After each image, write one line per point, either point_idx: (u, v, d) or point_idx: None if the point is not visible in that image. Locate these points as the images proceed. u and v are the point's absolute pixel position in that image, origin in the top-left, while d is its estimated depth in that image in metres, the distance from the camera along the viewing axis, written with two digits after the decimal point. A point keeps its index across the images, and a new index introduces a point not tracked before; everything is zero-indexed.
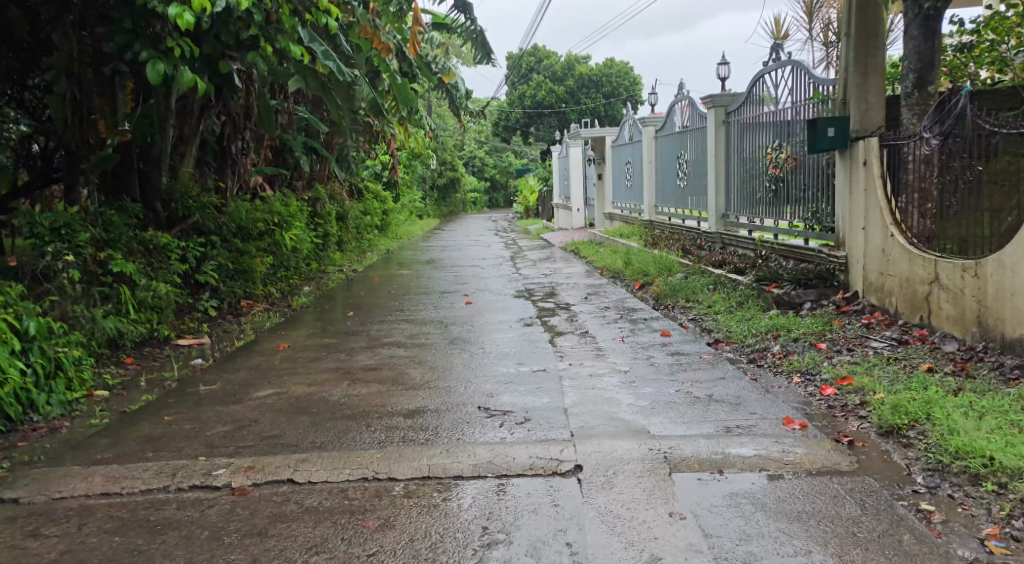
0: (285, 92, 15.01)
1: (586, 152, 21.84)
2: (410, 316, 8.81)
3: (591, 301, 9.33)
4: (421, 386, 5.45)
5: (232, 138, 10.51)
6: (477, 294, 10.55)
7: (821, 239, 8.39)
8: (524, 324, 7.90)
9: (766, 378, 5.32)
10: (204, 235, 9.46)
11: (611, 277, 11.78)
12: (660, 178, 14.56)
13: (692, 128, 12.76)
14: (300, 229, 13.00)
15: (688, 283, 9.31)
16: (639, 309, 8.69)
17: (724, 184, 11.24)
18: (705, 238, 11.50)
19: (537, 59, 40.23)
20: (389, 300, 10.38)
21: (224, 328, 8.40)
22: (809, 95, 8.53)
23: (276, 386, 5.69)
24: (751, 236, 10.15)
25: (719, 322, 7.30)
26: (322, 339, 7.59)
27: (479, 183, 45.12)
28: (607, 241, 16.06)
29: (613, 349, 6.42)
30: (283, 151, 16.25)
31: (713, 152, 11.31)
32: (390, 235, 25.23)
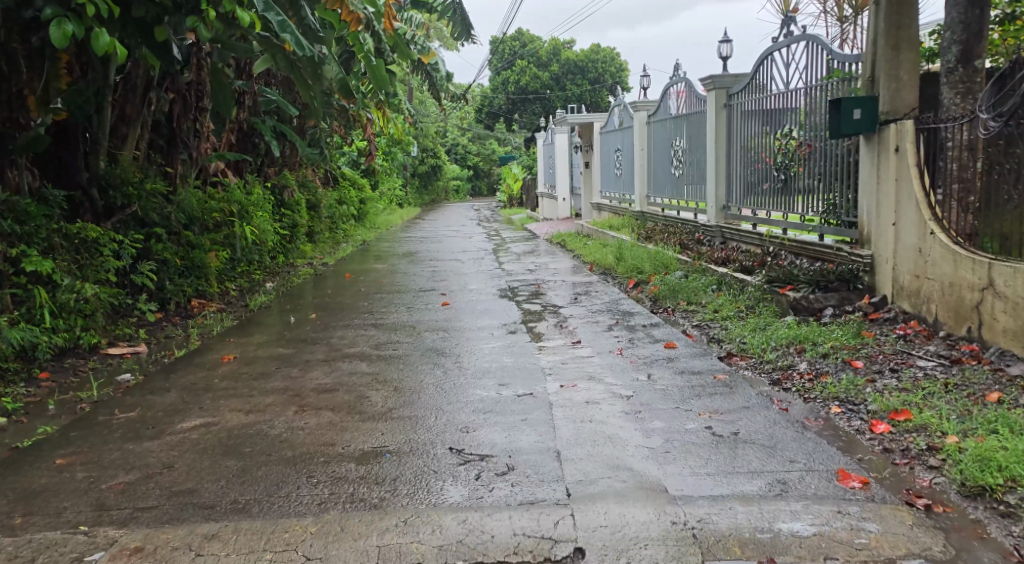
0: (251, 72, 13.94)
1: (573, 139, 20.89)
2: (379, 320, 7.85)
3: (582, 302, 8.40)
4: (381, 417, 4.50)
5: (183, 119, 9.50)
6: (455, 293, 9.58)
7: (839, 234, 7.49)
8: (506, 331, 6.95)
9: (798, 408, 4.40)
10: (146, 228, 8.49)
11: (603, 274, 10.86)
12: (654, 166, 13.63)
13: (689, 112, 11.85)
14: (264, 219, 11.97)
15: (689, 283, 8.40)
16: (636, 312, 7.77)
17: (725, 173, 10.34)
18: (704, 231, 10.61)
19: (522, 43, 39.19)
20: (359, 300, 9.40)
21: (166, 334, 7.43)
22: (827, 74, 7.63)
23: (207, 414, 4.73)
24: (757, 230, 9.26)
25: (729, 330, 6.40)
26: (274, 349, 6.63)
27: (462, 171, 44.05)
28: (596, 233, 15.15)
29: (611, 366, 5.49)
30: (251, 136, 15.20)
31: (713, 138, 10.40)
32: (368, 225, 24.17)
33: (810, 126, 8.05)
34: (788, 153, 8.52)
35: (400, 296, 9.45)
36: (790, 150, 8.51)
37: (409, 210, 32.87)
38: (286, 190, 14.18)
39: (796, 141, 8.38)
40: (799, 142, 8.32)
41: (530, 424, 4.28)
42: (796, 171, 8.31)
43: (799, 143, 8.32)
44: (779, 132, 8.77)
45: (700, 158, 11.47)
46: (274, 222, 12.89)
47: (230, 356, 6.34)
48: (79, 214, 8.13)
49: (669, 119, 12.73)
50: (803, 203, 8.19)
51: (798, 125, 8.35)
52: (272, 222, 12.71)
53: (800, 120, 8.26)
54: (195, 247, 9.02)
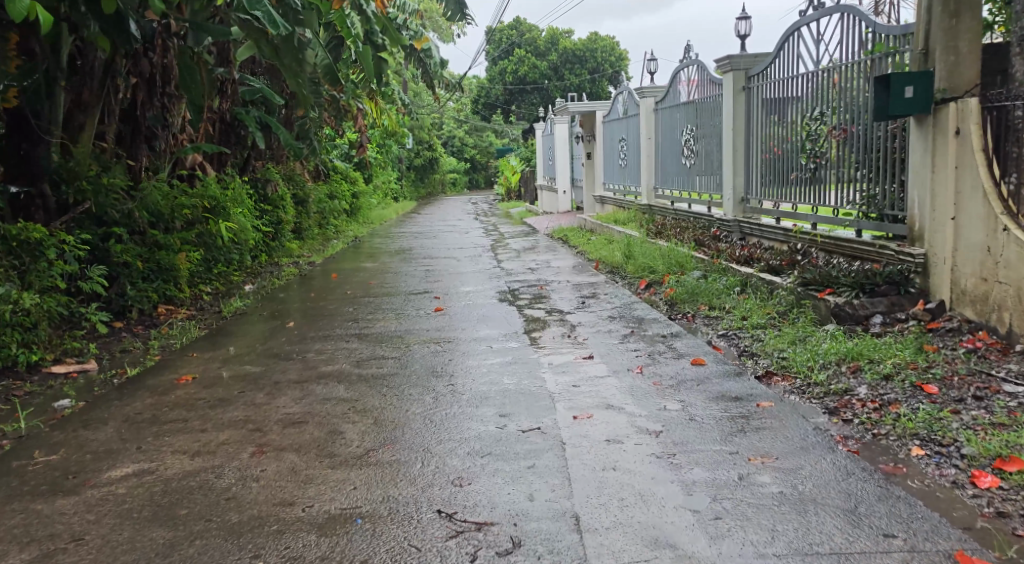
0: (232, 59, 13.09)
1: (574, 130, 20.04)
2: (364, 329, 7.01)
3: (590, 307, 7.55)
4: (355, 464, 3.66)
5: (148, 105, 8.66)
6: (448, 296, 8.72)
7: (880, 230, 6.66)
8: (506, 343, 6.11)
9: (872, 448, 3.56)
10: (105, 227, 7.66)
11: (611, 274, 10.01)
12: (662, 156, 12.79)
13: (701, 98, 11.01)
14: (243, 216, 11.12)
15: (710, 285, 7.56)
16: (652, 318, 6.94)
17: (744, 162, 9.49)
18: (721, 227, 9.78)
19: (519, 32, 38.36)
20: (344, 304, 8.57)
21: (123, 347, 6.59)
22: (868, 49, 6.77)
23: (146, 457, 3.90)
24: (782, 225, 8.42)
25: (765, 342, 5.56)
26: (240, 366, 5.79)
27: (459, 164, 43.16)
28: (601, 228, 14.32)
29: (633, 390, 4.66)
30: (236, 127, 14.36)
31: (730, 124, 9.55)
32: (361, 221, 23.29)
33: (843, 110, 7.21)
34: (819, 139, 7.68)
35: (390, 300, 8.62)
36: (821, 136, 7.66)
37: (405, 204, 31.99)
38: (270, 184, 13.30)
39: (827, 126, 7.53)
40: (831, 127, 7.46)
41: (539, 472, 3.45)
42: (827, 159, 7.46)
43: (830, 128, 7.46)
44: (808, 117, 7.92)
45: (713, 147, 10.63)
46: (255, 218, 12.05)
47: (187, 376, 5.49)
48: (30, 213, 7.32)
49: (679, 106, 11.90)
50: (836, 195, 7.36)
51: (829, 109, 7.50)
52: (253, 218, 11.86)
53: (832, 103, 7.42)
54: (162, 248, 8.20)
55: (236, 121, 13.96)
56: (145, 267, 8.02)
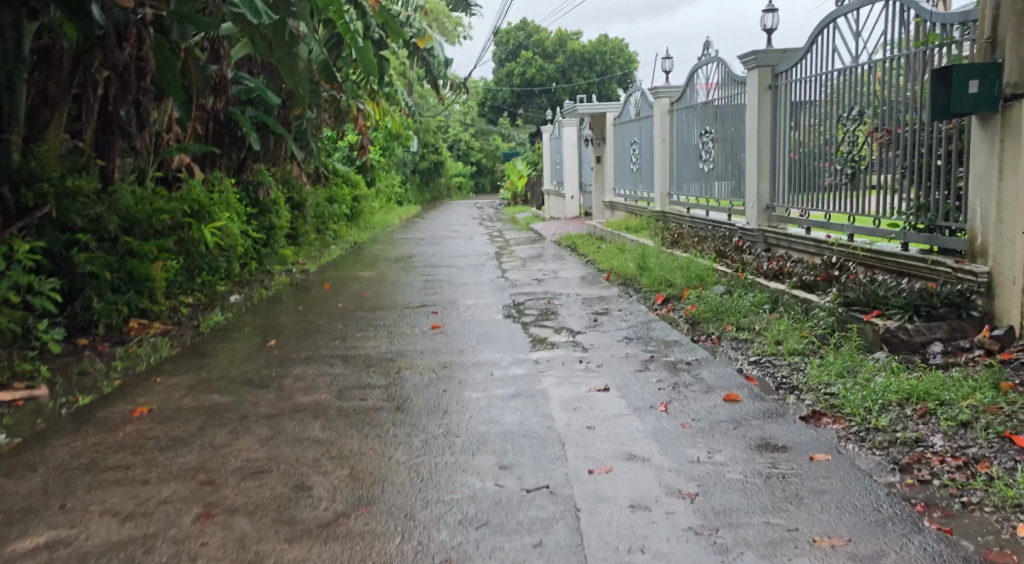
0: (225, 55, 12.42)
1: (582, 133, 19.35)
2: (352, 350, 6.31)
3: (604, 326, 6.84)
4: (321, 537, 2.96)
5: (122, 102, 7.91)
6: (448, 310, 8.03)
7: (931, 243, 5.94)
8: (511, 370, 5.40)
9: (967, 524, 2.85)
10: (70, 234, 6.99)
11: (625, 287, 9.29)
12: (678, 160, 12.08)
13: (720, 97, 10.31)
14: (231, 221, 10.43)
15: (737, 303, 6.85)
16: (673, 341, 6.23)
17: (769, 167, 8.78)
18: (744, 237, 9.06)
19: (526, 34, 37.76)
20: (333, 319, 7.87)
21: (81, 369, 5.90)
22: (918, 42, 6.08)
23: (68, 520, 3.20)
24: (813, 235, 7.71)
25: (808, 372, 4.84)
26: (207, 396, 5.08)
27: (464, 168, 42.50)
28: (611, 236, 13.63)
29: (660, 433, 3.95)
30: (230, 127, 13.69)
31: (755, 126, 8.84)
32: (362, 225, 22.60)
33: (888, 108, 6.50)
34: (858, 141, 6.96)
35: (384, 315, 7.92)
36: (860, 137, 6.95)
37: (408, 208, 31.35)
38: (263, 187, 12.62)
39: (867, 126, 6.82)
40: (872, 127, 6.75)
41: (547, 555, 2.74)
42: (868, 163, 6.74)
43: (871, 128, 6.75)
44: (845, 117, 7.21)
45: (734, 150, 9.92)
46: (246, 224, 11.36)
47: (143, 408, 4.79)
48: None
49: (697, 106, 11.20)
50: (879, 204, 6.65)
51: (870, 108, 6.78)
52: (242, 223, 11.18)
53: (873, 101, 6.71)
54: (137, 256, 7.54)
55: (231, 121, 13.29)
56: (115, 278, 7.34)
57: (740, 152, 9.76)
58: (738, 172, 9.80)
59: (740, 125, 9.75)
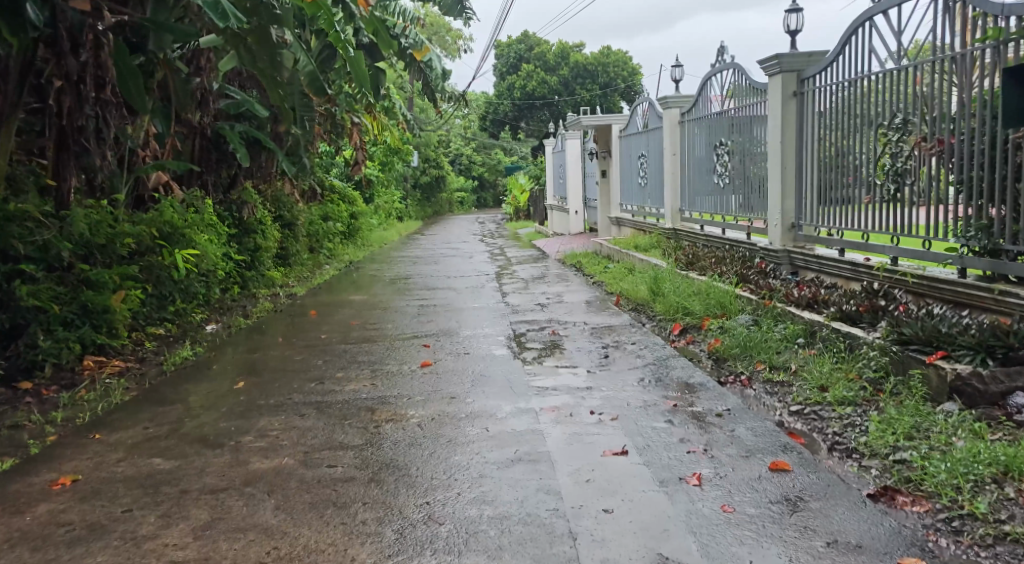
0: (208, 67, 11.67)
1: (586, 145, 18.59)
2: (329, 395, 5.51)
3: (617, 365, 6.00)
4: None
5: (76, 115, 7.05)
6: (442, 343, 7.21)
7: (996, 270, 5.16)
8: (510, 425, 4.57)
9: None
10: (11, 265, 6.27)
11: (637, 314, 8.47)
12: (690, 174, 11.28)
13: (738, 106, 9.53)
14: (210, 244, 9.68)
15: (767, 336, 6.04)
16: (697, 382, 5.42)
17: (795, 181, 8.01)
18: (768, 257, 8.28)
19: (527, 47, 37.17)
20: (315, 354, 7.08)
21: (13, 422, 5.09)
22: (977, 39, 5.30)
23: None
24: (851, 257, 6.92)
25: (869, 432, 4.02)
26: (147, 460, 4.25)
27: (467, 182, 41.80)
28: (618, 255, 12.84)
29: (698, 521, 3.16)
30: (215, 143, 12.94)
31: (779, 137, 8.04)
32: (359, 243, 21.81)
33: (937, 117, 5.72)
34: (900, 153, 6.19)
35: (373, 348, 7.13)
36: (902, 149, 6.17)
37: (409, 224, 30.64)
38: (248, 206, 11.84)
39: (911, 136, 6.05)
40: (918, 137, 5.97)
41: None
42: (915, 177, 5.96)
43: (917, 139, 5.97)
44: (883, 126, 6.44)
45: (754, 164, 9.12)
46: (228, 246, 10.58)
47: (66, 479, 3.96)
48: None
49: (711, 116, 10.40)
50: (928, 224, 5.85)
51: (916, 116, 6.00)
52: (224, 245, 10.41)
53: (919, 110, 5.94)
54: (94, 285, 6.79)
55: (217, 137, 12.57)
56: (66, 311, 6.58)
57: (760, 166, 8.97)
58: (759, 187, 9.00)
59: (760, 136, 8.96)
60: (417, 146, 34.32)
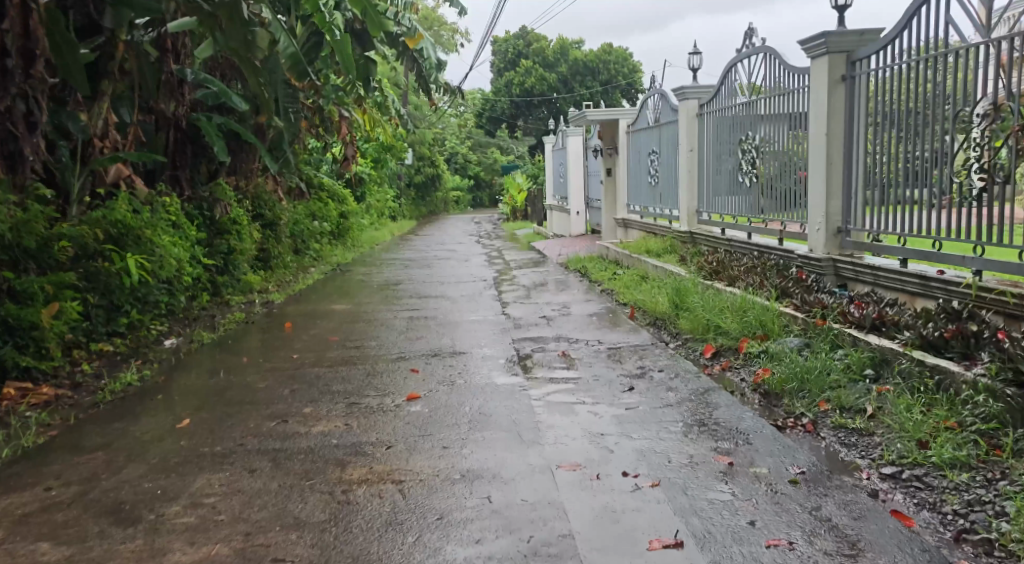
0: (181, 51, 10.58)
1: (590, 142, 17.50)
2: (292, 440, 4.45)
3: (646, 401, 4.93)
4: None
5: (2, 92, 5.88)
6: (434, 366, 6.13)
7: None
8: (519, 496, 3.51)
9: None
10: None
11: (658, 332, 7.39)
12: (712, 171, 10.21)
13: (772, 95, 8.48)
14: (174, 244, 8.61)
15: (825, 366, 4.99)
16: (749, 427, 4.36)
17: (843, 179, 7.02)
18: (809, 267, 7.26)
19: (526, 43, 36.12)
20: (285, 378, 6.02)
21: None
22: None
23: None
24: (919, 268, 5.90)
25: (1018, 524, 2.95)
26: (30, 547, 3.19)
27: (463, 182, 40.65)
28: (627, 260, 11.79)
29: None
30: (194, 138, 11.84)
31: (823, 128, 7.01)
32: (348, 244, 20.73)
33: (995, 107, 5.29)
34: (955, 147, 5.70)
35: (353, 373, 6.06)
36: (952, 141, 5.76)
37: (402, 223, 29.59)
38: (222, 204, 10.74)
39: (966, 129, 5.58)
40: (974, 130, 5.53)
41: None
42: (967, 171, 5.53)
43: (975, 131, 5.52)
44: (964, 115, 5.61)
45: (794, 159, 8.06)
46: (196, 249, 9.49)
47: None
48: None
49: (739, 107, 9.35)
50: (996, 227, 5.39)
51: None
52: (192, 248, 9.33)
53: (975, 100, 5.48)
54: (21, 297, 5.78)
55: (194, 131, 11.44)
56: None
57: (802, 162, 7.91)
58: (798, 186, 7.95)
59: (800, 128, 7.92)
60: (411, 143, 33.20)
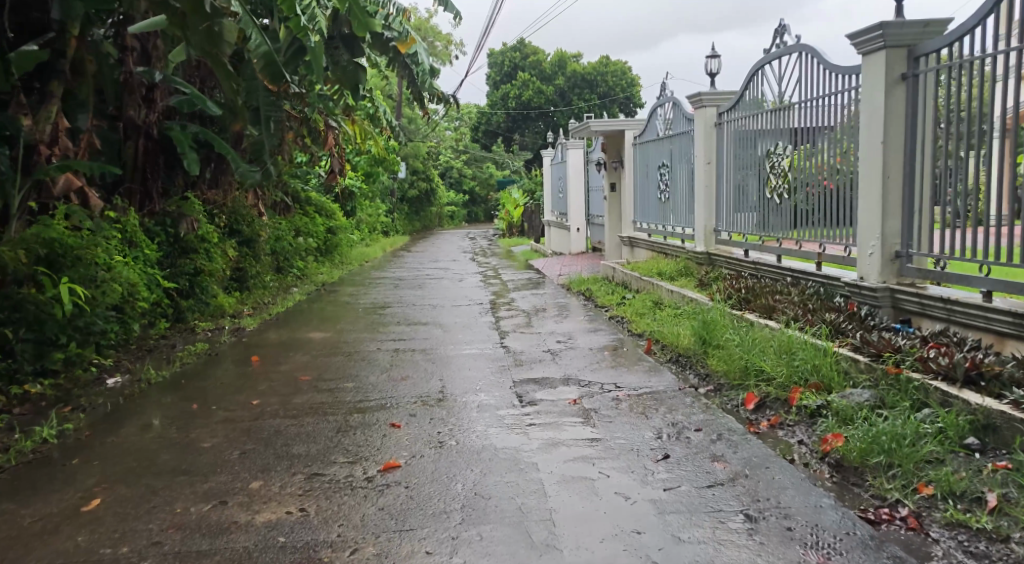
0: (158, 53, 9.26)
1: (592, 155, 16.51)
2: (229, 534, 3.40)
3: (689, 478, 3.86)
4: None
5: None
6: (420, 420, 5.05)
7: None
8: None
9: None
10: None
11: (682, 372, 6.34)
12: (733, 186, 9.15)
13: (809, 100, 7.43)
14: (128, 265, 7.56)
15: (915, 433, 3.94)
16: (834, 526, 3.33)
17: (903, 197, 5.97)
18: (860, 297, 6.27)
19: (523, 55, 35.33)
20: (237, 431, 4.93)
21: None
22: None
23: None
24: (1010, 304, 4.95)
25: None
26: None
27: (457, 197, 39.56)
28: (635, 283, 10.75)
29: None
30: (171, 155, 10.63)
31: (879, 137, 5.98)
32: (336, 261, 19.70)
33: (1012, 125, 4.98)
34: None
35: (323, 426, 4.98)
36: (961, 159, 5.45)
37: (394, 239, 28.61)
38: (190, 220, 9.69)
39: None
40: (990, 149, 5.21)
41: None
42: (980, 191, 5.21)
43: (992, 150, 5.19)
44: None
45: (840, 173, 7.00)
46: (156, 271, 8.41)
47: None
48: None
49: (767, 114, 8.29)
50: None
51: None
52: (152, 268, 8.29)
53: (992, 117, 5.16)
54: None
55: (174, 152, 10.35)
56: None
57: (850, 176, 6.85)
58: (846, 204, 6.89)
59: (848, 137, 6.86)
60: (404, 156, 32.12)
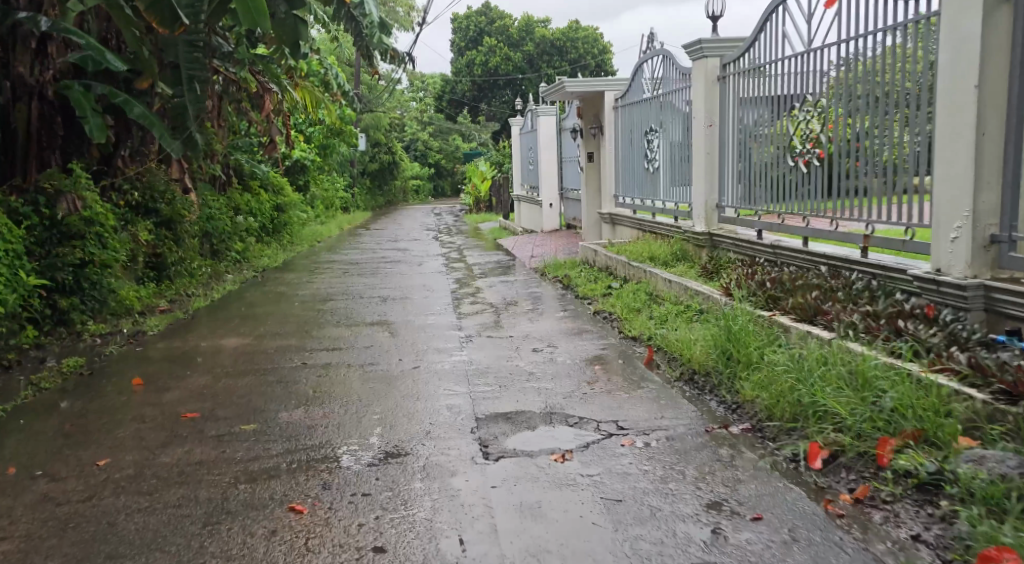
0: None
1: (566, 122, 14.79)
2: None
3: None
4: None
5: None
6: (336, 500, 3.38)
7: None
8: None
9: None
10: None
11: (701, 399, 4.74)
12: (741, 151, 7.40)
13: (849, 39, 5.69)
14: None
15: None
16: None
17: (1004, 159, 4.39)
18: (939, 296, 4.63)
19: (489, 19, 33.43)
20: (37, 537, 3.18)
21: None
22: None
23: None
24: None
25: None
26: None
27: (422, 170, 37.60)
28: (620, 268, 9.10)
29: None
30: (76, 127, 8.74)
31: (971, 77, 4.36)
32: (285, 241, 17.88)
33: None
34: None
35: (180, 518, 3.28)
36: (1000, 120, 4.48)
37: (354, 215, 26.77)
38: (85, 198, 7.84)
39: None
40: None
41: None
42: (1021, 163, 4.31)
43: None
44: None
45: (895, 137, 5.29)
46: (18, 266, 6.54)
47: None
48: None
49: (786, 63, 6.58)
50: None
51: None
52: (14, 261, 6.51)
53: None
54: None
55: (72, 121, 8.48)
56: None
57: (918, 136, 5.10)
58: (913, 174, 5.14)
59: (915, 86, 5.09)
60: (364, 127, 30.09)
